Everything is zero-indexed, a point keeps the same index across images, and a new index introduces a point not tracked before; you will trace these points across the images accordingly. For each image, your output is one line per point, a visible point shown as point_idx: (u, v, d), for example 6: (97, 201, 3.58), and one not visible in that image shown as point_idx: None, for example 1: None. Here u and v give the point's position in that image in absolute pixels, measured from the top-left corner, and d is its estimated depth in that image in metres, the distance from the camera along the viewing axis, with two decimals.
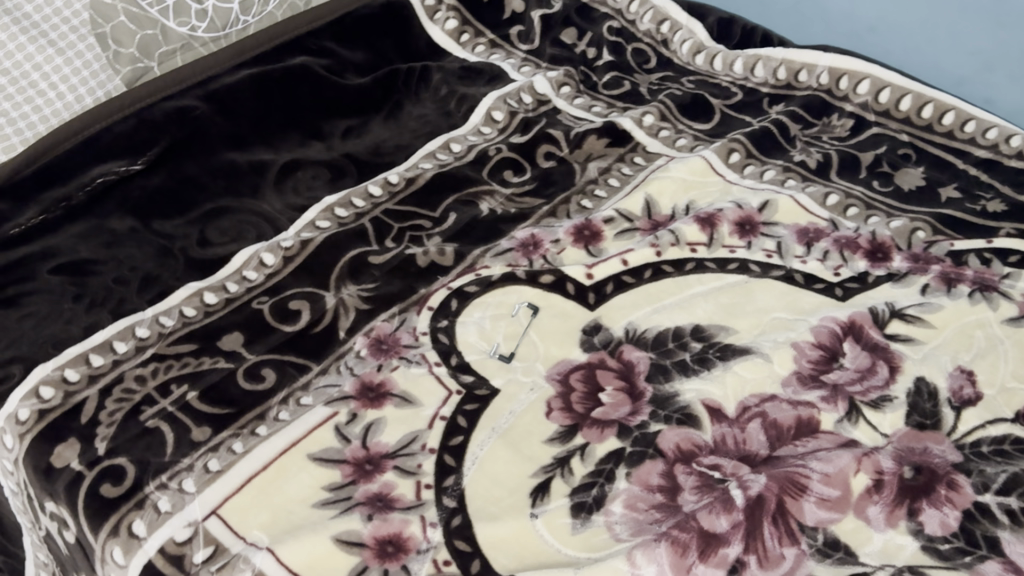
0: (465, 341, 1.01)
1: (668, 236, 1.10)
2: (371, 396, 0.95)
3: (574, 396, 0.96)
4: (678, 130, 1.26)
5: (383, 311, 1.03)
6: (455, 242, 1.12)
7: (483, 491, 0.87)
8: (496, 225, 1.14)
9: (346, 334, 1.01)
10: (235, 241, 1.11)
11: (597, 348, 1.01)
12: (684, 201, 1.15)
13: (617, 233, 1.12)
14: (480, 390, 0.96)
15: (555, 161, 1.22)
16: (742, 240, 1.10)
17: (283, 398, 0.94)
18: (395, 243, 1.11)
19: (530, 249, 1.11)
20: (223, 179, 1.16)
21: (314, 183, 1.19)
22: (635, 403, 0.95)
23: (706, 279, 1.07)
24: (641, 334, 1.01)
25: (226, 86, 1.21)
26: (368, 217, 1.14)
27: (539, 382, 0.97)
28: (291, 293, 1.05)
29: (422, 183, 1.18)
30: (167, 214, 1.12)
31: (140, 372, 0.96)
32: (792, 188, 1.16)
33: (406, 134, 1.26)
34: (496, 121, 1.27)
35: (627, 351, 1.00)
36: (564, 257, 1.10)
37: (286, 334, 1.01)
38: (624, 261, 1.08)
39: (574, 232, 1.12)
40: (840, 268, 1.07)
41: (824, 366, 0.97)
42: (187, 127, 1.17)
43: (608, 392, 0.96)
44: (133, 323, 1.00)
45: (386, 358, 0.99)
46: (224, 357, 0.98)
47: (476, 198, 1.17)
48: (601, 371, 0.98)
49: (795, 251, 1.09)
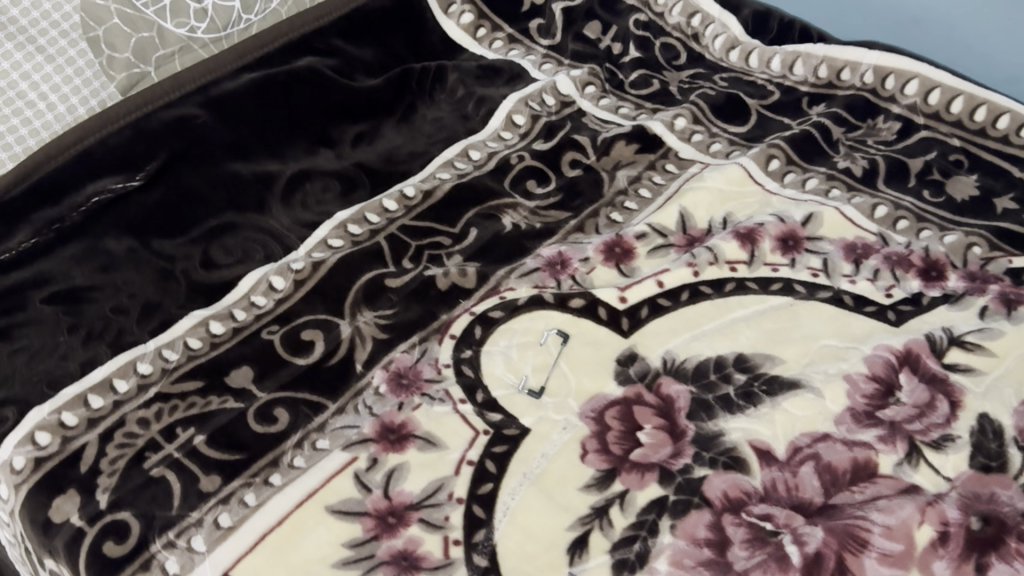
0: (491, 373, 0.94)
1: (706, 254, 1.03)
2: (392, 438, 0.88)
3: (610, 436, 0.89)
4: (712, 133, 1.18)
5: (402, 341, 0.96)
6: (477, 261, 1.04)
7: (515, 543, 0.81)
8: (520, 242, 1.06)
9: (364, 367, 0.94)
10: (242, 262, 1.04)
11: (633, 381, 0.93)
12: (721, 213, 1.08)
13: (650, 250, 1.05)
14: (509, 430, 0.89)
15: (580, 169, 1.14)
16: (785, 258, 1.03)
17: (298, 441, 0.88)
18: (413, 264, 1.04)
19: (558, 269, 1.03)
20: (225, 191, 1.09)
21: (324, 196, 1.11)
22: (677, 444, 0.88)
23: (748, 301, 1.00)
24: (680, 365, 0.94)
25: (228, 92, 1.12)
26: (383, 234, 1.06)
27: (573, 420, 0.90)
28: (304, 321, 0.98)
29: (440, 196, 1.11)
30: (168, 232, 1.05)
31: (143, 414, 0.89)
32: (836, 199, 1.09)
33: (421, 140, 1.19)
34: (517, 126, 1.19)
35: (666, 384, 0.93)
36: (595, 278, 1.03)
37: (299, 368, 0.94)
38: (659, 282, 1.01)
39: (604, 249, 1.05)
40: (892, 289, 1.00)
41: (879, 402, 0.90)
42: (187, 137, 1.08)
43: (647, 431, 0.89)
44: (135, 358, 0.93)
45: (407, 395, 0.92)
46: (233, 396, 0.91)
47: (498, 212, 1.10)
48: (639, 407, 0.91)
49: (843, 269, 1.02)
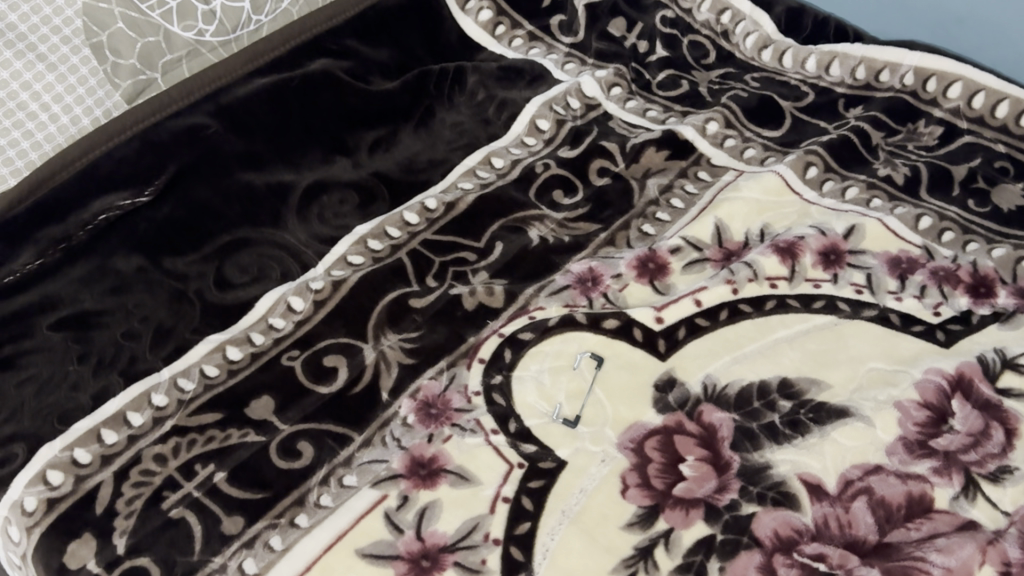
0: (524, 401, 0.90)
1: (745, 270, 0.99)
2: (422, 474, 0.83)
3: (652, 469, 0.85)
4: (745, 138, 1.13)
5: (429, 367, 0.92)
6: (504, 278, 1.00)
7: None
8: (549, 257, 1.02)
9: (390, 396, 0.90)
10: (258, 281, 0.99)
11: (673, 409, 0.89)
12: (758, 225, 1.03)
13: (685, 265, 1.00)
14: (545, 463, 0.85)
15: (609, 177, 1.09)
16: (827, 273, 0.99)
17: (323, 478, 0.83)
18: (437, 282, 0.99)
19: (589, 286, 0.99)
20: (238, 204, 1.04)
21: (342, 208, 1.06)
22: (722, 477, 0.84)
23: (789, 321, 0.96)
24: (722, 391, 0.90)
25: (239, 100, 1.07)
26: (405, 250, 1.01)
27: (611, 452, 0.86)
28: (325, 346, 0.93)
29: (463, 208, 1.06)
30: (179, 250, 1.00)
31: (160, 450, 0.85)
32: (878, 210, 1.04)
33: (440, 146, 1.14)
34: (541, 131, 1.14)
35: (707, 412, 0.89)
36: (628, 296, 0.98)
37: (323, 397, 0.89)
38: (697, 301, 0.97)
39: (637, 265, 1.00)
40: (940, 307, 0.96)
41: (932, 430, 0.86)
42: (198, 148, 1.03)
43: (690, 463, 0.85)
44: (148, 388, 0.89)
45: (436, 426, 0.87)
46: (253, 429, 0.86)
47: (525, 224, 1.05)
48: (680, 437, 0.87)
49: (887, 285, 0.98)
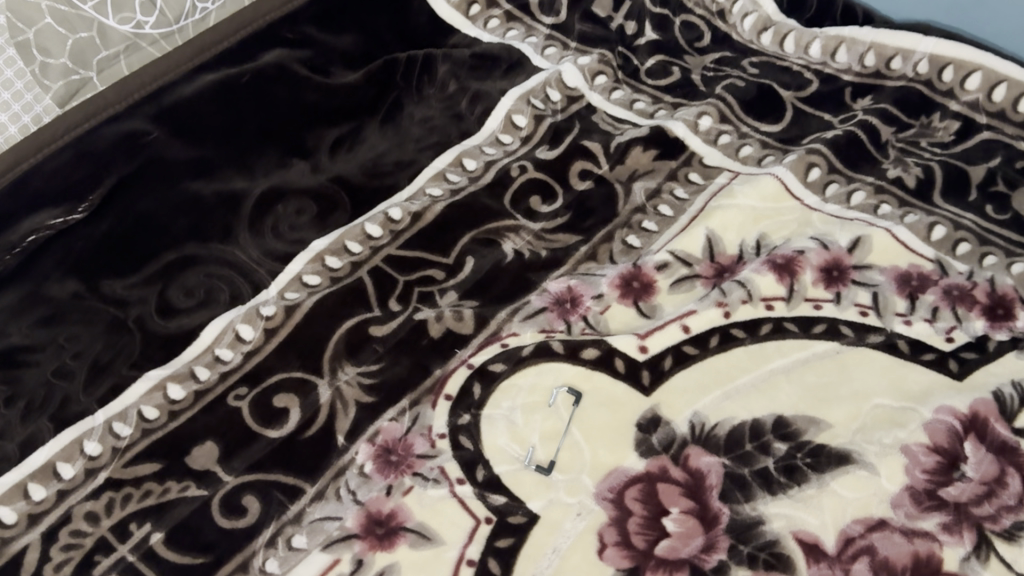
0: (493, 444, 0.82)
1: (738, 291, 0.90)
2: (379, 533, 0.76)
3: (632, 524, 0.77)
4: (742, 133, 1.04)
5: (389, 406, 0.84)
6: (475, 299, 0.91)
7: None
8: (524, 275, 0.93)
9: (346, 439, 0.81)
10: (204, 306, 0.90)
11: (657, 453, 0.81)
12: (753, 236, 0.94)
13: (673, 283, 0.91)
14: (515, 517, 0.78)
15: (591, 180, 1.00)
16: (829, 292, 0.90)
17: (270, 538, 0.76)
18: (401, 305, 0.90)
19: (568, 308, 0.90)
20: (186, 216, 0.95)
21: (298, 220, 0.97)
22: (709, 533, 0.76)
23: (787, 348, 0.87)
24: (711, 431, 0.82)
25: (183, 101, 0.98)
26: (367, 268, 0.93)
27: (588, 504, 0.78)
28: (276, 383, 0.85)
29: (431, 219, 0.96)
30: (119, 272, 0.91)
31: (92, 507, 0.77)
32: (886, 218, 0.95)
33: (408, 145, 1.03)
34: (518, 127, 1.04)
35: (695, 455, 0.81)
36: (609, 319, 0.89)
37: (272, 442, 0.81)
38: (685, 327, 0.88)
39: (620, 284, 0.91)
40: (952, 331, 0.87)
41: (942, 479, 0.78)
42: (138, 157, 0.95)
43: (674, 517, 0.77)
44: (81, 435, 0.81)
45: (396, 476, 0.79)
46: (195, 481, 0.79)
47: (499, 236, 0.95)
48: (663, 485, 0.79)
49: (896, 306, 0.90)
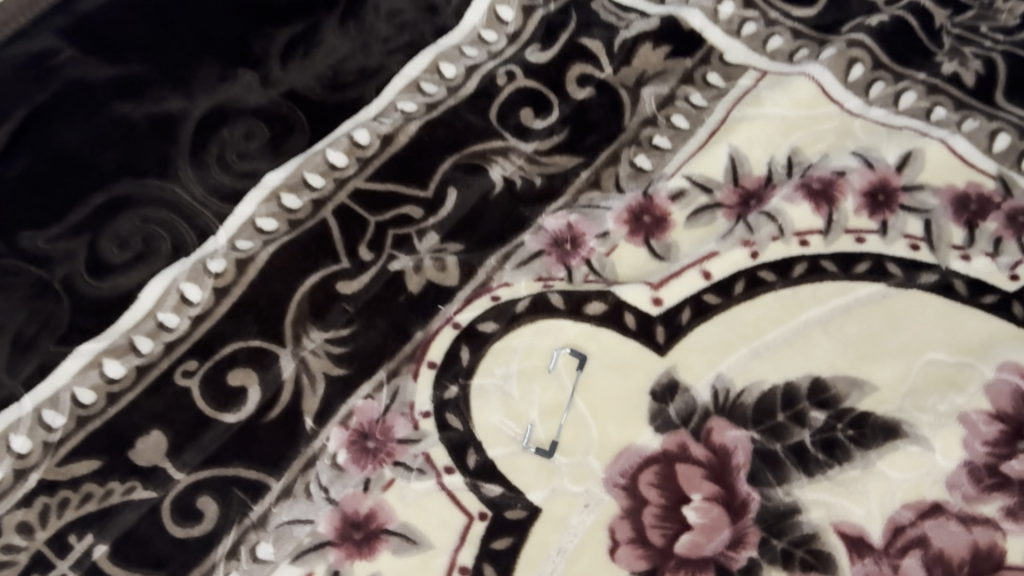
0: (485, 422, 0.71)
1: (767, 226, 0.77)
2: (357, 538, 0.66)
3: (648, 517, 0.67)
4: (772, 19, 0.85)
5: (364, 379, 0.72)
6: (459, 241, 0.77)
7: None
8: (516, 210, 0.79)
9: (315, 422, 0.70)
10: (141, 262, 0.73)
11: (675, 427, 0.70)
12: (785, 151, 0.80)
13: (691, 215, 0.78)
14: (512, 511, 0.67)
15: (592, 86, 0.83)
16: (873, 222, 0.77)
17: (231, 548, 0.66)
18: (374, 254, 0.77)
19: (568, 250, 0.77)
20: (115, 148, 0.70)
21: (247, 146, 0.76)
22: (737, 525, 0.66)
23: (826, 293, 0.74)
24: (738, 399, 0.71)
25: (100, 8, 0.68)
26: (331, 207, 0.78)
27: (596, 493, 0.68)
28: (231, 356, 0.72)
29: (403, 142, 0.80)
30: (36, 222, 0.69)
31: (24, 517, 0.66)
32: (940, 126, 0.81)
33: (374, 48, 0.80)
34: (503, 21, 0.84)
35: (719, 428, 0.70)
36: (617, 263, 0.77)
37: (228, 429, 0.70)
38: (705, 273, 0.75)
39: (629, 219, 0.78)
40: (1018, 267, 0.75)
41: (1006, 453, 0.67)
42: (49, 84, 0.67)
43: (696, 506, 0.67)
44: (5, 430, 0.68)
45: (374, 468, 0.69)
46: (141, 481, 0.68)
47: (485, 161, 0.81)
48: (683, 467, 0.69)
49: (952, 237, 0.76)
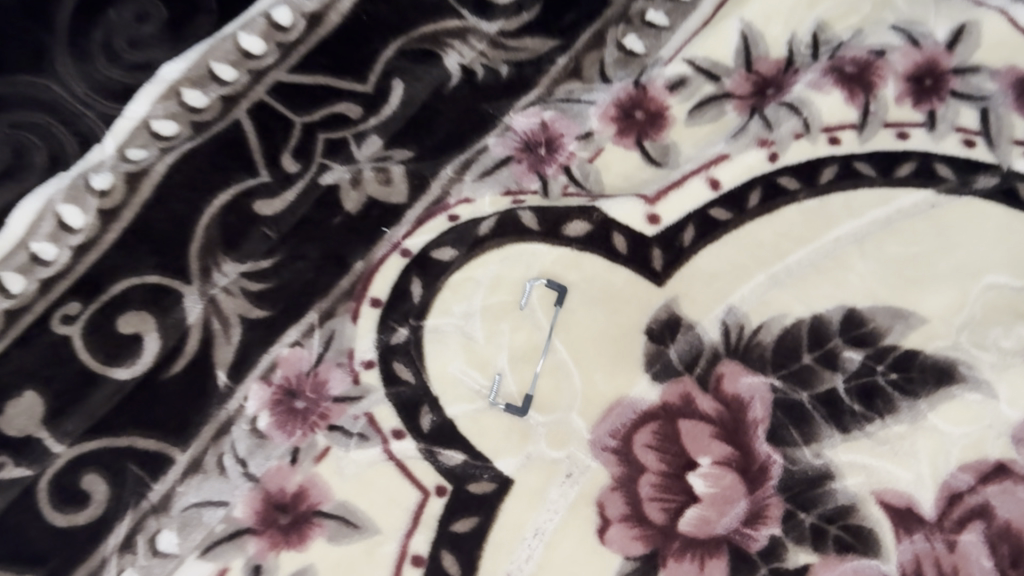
0: (442, 371, 0.57)
1: (790, 121, 0.61)
2: (285, 524, 0.53)
3: (645, 488, 0.55)
4: None
5: (290, 322, 0.57)
6: (408, 146, 0.61)
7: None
8: (477, 108, 0.62)
9: (229, 377, 0.56)
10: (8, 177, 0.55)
11: (678, 373, 0.57)
12: (808, 27, 0.62)
13: (694, 109, 0.62)
14: (477, 483, 0.55)
15: None
16: (918, 112, 0.62)
17: (127, 538, 0.53)
18: (300, 164, 0.60)
19: (542, 156, 0.62)
20: None
21: (141, 31, 0.57)
22: (755, 496, 0.54)
23: (861, 203, 0.60)
24: (754, 338, 0.57)
25: None
26: (247, 107, 0.59)
27: (580, 459, 0.55)
28: (123, 296, 0.56)
29: (335, 24, 0.60)
30: None
31: None
32: None
33: None
34: None
35: (731, 375, 0.57)
36: (603, 171, 0.62)
37: (122, 387, 0.55)
38: (712, 181, 0.60)
39: (617, 114, 0.62)
40: None
41: None
42: None
43: (705, 472, 0.55)
44: None
45: (303, 435, 0.55)
46: (11, 457, 0.53)
47: (439, 44, 0.62)
48: (687, 424, 0.56)
49: (1015, 130, 0.61)
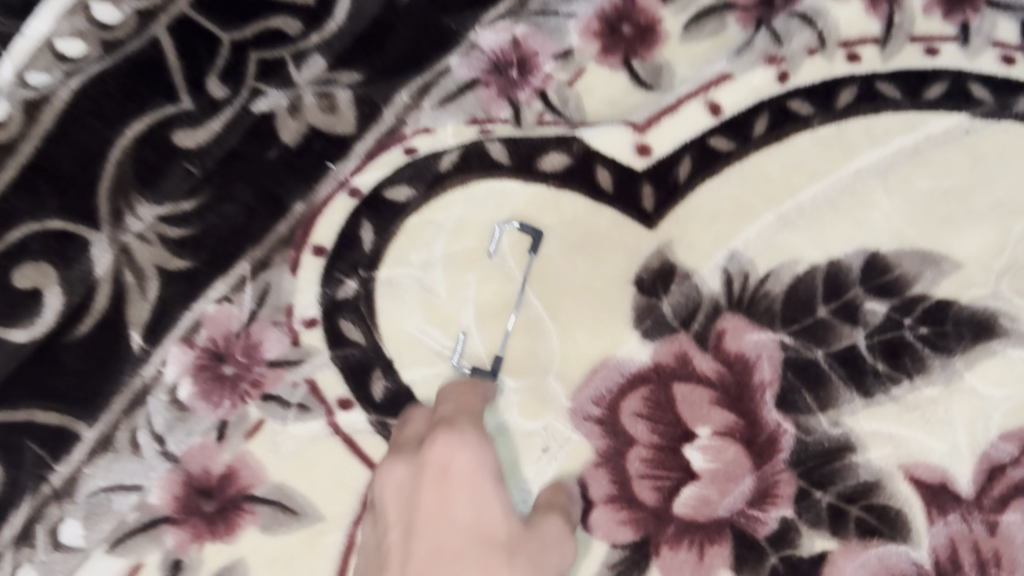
0: (398, 331, 0.49)
1: (804, 34, 0.52)
2: (211, 512, 0.47)
3: (636, 464, 0.48)
4: None
5: (217, 274, 0.49)
6: (356, 67, 0.50)
7: (554, 550, 0.42)
8: (438, 22, 0.51)
9: (145, 340, 0.48)
10: None
11: (672, 330, 0.49)
12: None
13: (692, 21, 0.52)
14: None
15: None
16: (949, 25, 0.52)
17: (26, 528, 0.46)
18: (228, 90, 0.49)
19: (513, 79, 0.52)
20: None
21: None
22: (762, 473, 0.48)
23: (884, 129, 0.51)
24: (761, 289, 0.50)
25: None
26: (163, 19, 0.48)
27: (558, 431, 0.49)
28: (17, 250, 0.46)
29: None
30: None
31: None
32: None
33: None
34: None
35: (734, 332, 0.49)
36: (585, 94, 0.52)
37: (15, 353, 0.46)
38: (713, 106, 0.51)
39: (602, 28, 0.52)
40: None
41: None
42: None
43: (705, 445, 0.48)
44: None
45: (232, 408, 0.48)
46: None
47: None
48: (683, 389, 0.49)
49: None
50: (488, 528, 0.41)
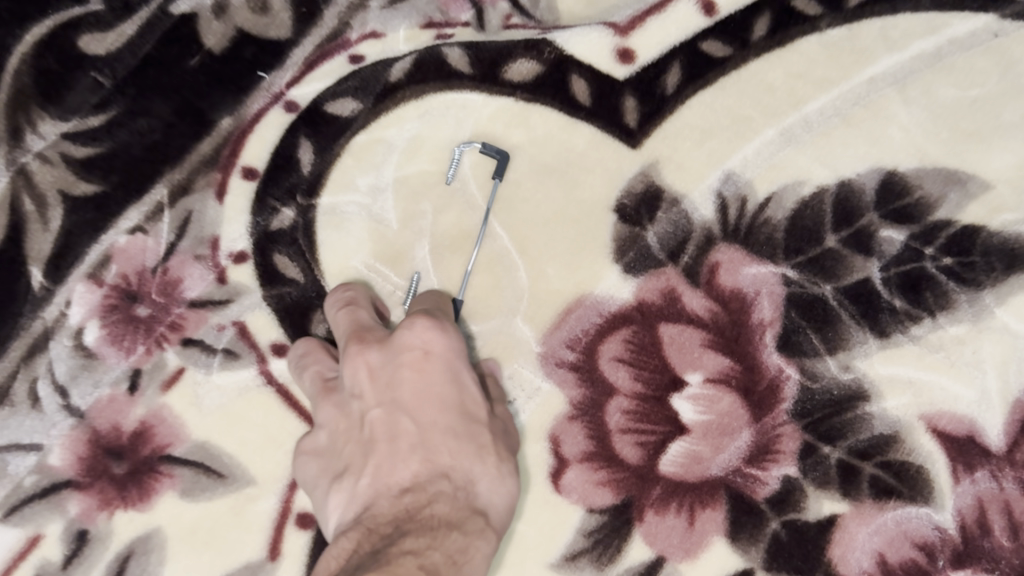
0: (342, 267, 0.43)
1: None
2: (123, 476, 0.40)
3: (616, 416, 0.42)
4: None
5: (128, 201, 0.41)
6: None
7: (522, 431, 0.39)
8: None
9: (46, 278, 0.41)
10: None
11: (658, 262, 0.43)
12: None
13: None
14: None
15: None
16: None
17: None
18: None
19: None
20: None
21: None
22: (761, 425, 0.42)
23: (902, 31, 0.44)
24: (759, 215, 0.43)
25: None
26: None
27: (526, 379, 0.42)
28: None
29: None
30: None
31: None
32: None
33: None
34: None
35: (729, 265, 0.43)
36: None
37: None
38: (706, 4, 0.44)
39: None
40: None
41: None
42: None
43: (696, 394, 0.42)
44: None
45: (147, 355, 0.41)
46: None
47: None
48: (670, 331, 0.43)
49: None
50: (469, 402, 0.36)
